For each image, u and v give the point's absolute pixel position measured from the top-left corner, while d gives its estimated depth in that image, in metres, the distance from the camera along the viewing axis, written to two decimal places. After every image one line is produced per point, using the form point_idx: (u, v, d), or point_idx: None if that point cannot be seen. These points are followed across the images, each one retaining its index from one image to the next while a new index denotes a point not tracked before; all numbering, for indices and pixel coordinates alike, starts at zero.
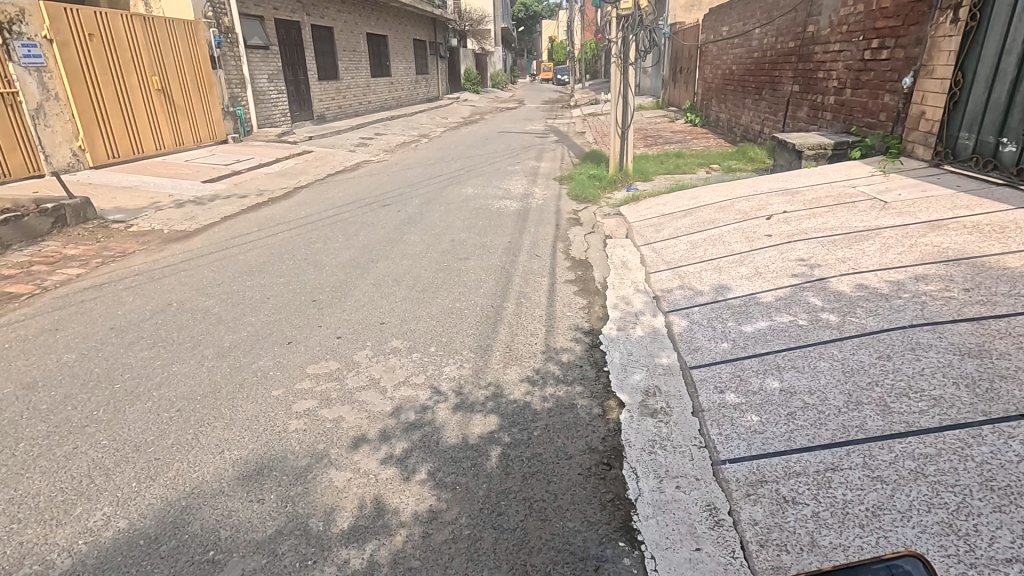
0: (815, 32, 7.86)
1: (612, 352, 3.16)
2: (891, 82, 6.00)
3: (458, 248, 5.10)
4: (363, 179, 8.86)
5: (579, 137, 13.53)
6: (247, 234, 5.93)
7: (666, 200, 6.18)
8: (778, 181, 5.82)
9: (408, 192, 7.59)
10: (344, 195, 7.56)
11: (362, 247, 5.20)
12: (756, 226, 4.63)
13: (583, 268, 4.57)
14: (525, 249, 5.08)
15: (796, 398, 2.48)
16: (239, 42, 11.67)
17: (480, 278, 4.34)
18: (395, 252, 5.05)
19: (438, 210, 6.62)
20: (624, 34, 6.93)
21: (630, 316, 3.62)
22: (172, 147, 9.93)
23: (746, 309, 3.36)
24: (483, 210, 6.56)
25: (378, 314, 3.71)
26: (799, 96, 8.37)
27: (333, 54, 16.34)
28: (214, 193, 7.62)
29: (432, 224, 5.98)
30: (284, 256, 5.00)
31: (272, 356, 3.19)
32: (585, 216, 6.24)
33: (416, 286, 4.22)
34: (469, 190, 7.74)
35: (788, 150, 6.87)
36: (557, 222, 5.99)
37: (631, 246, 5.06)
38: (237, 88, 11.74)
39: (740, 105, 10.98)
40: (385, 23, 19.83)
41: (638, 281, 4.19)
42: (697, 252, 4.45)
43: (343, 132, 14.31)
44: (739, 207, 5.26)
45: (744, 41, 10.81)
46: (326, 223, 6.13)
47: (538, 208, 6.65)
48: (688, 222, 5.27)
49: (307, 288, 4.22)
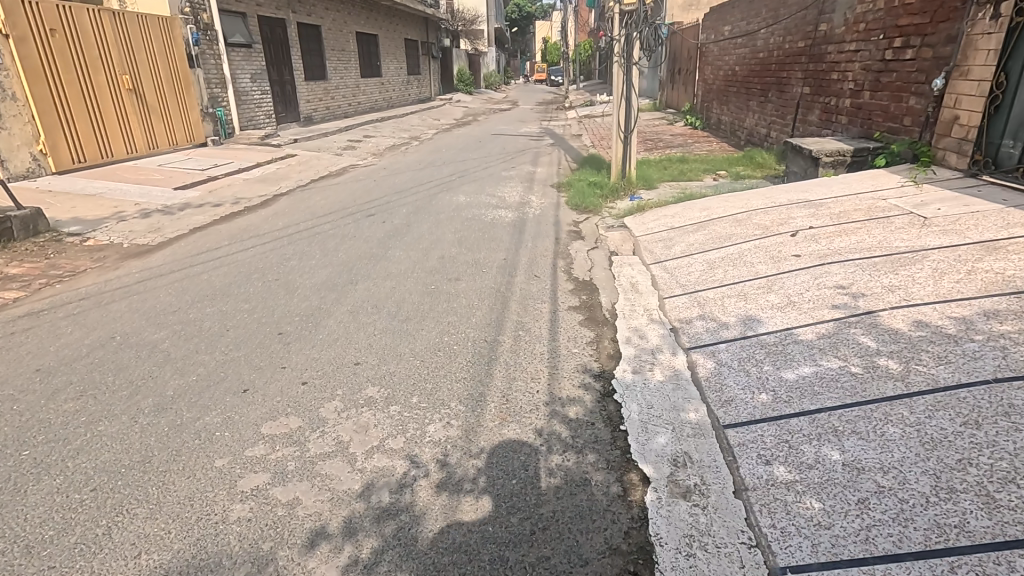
0: (828, 31, 7.39)
1: (629, 405, 2.66)
2: (918, 83, 5.54)
3: (447, 267, 4.58)
4: (349, 185, 8.32)
5: (576, 140, 13.05)
6: (216, 248, 5.38)
7: (674, 211, 5.69)
8: (797, 192, 5.31)
9: (395, 200, 7.06)
10: (326, 204, 7.03)
11: (340, 266, 4.66)
12: (780, 244, 4.15)
13: (588, 292, 4.08)
14: (523, 268, 4.58)
15: (865, 476, 1.99)
16: (220, 39, 11.08)
17: (472, 304, 3.84)
18: (377, 271, 4.52)
19: (426, 221, 6.09)
20: (627, 32, 6.41)
21: (646, 354, 3.12)
22: (145, 151, 9.35)
23: (784, 349, 2.88)
24: (476, 222, 6.04)
25: (353, 352, 3.20)
26: (809, 98, 7.91)
27: (321, 53, 15.76)
28: (186, 201, 7.08)
29: (420, 238, 5.46)
30: (252, 277, 4.46)
31: (222, 409, 2.67)
32: (587, 228, 5.74)
33: (399, 314, 3.70)
34: (461, 197, 7.22)
35: (803, 157, 6.41)
36: (556, 235, 5.49)
37: (640, 264, 4.58)
38: (218, 88, 11.16)
39: (744, 107, 10.51)
40: (375, 21, 19.26)
41: (651, 309, 3.70)
42: (716, 274, 3.96)
43: (331, 134, 13.75)
44: (757, 221, 4.77)
45: (748, 41, 10.37)
46: (303, 236, 5.60)
47: (536, 219, 6.14)
48: (702, 237, 4.78)
49: (273, 317, 3.69)
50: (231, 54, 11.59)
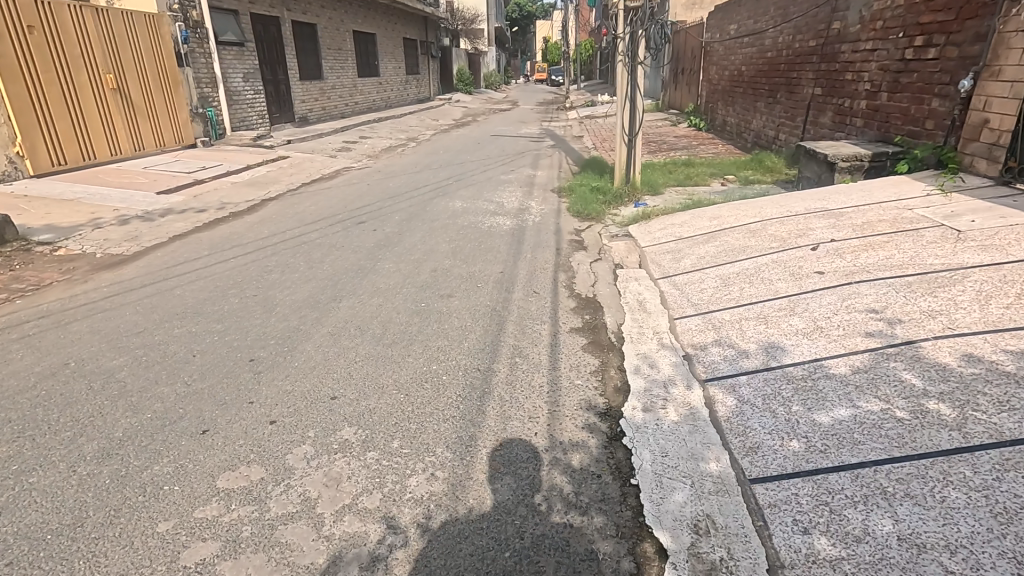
0: (842, 29, 7.06)
1: (640, 452, 2.33)
2: (942, 84, 5.21)
3: (439, 282, 4.25)
4: (341, 189, 8.00)
5: (577, 142, 12.71)
6: (194, 258, 5.04)
7: (682, 219, 5.36)
8: (814, 200, 4.97)
9: (388, 205, 6.73)
10: (315, 210, 6.69)
11: (324, 280, 4.34)
12: (801, 260, 3.82)
13: (591, 311, 3.75)
14: (521, 282, 4.25)
15: (928, 557, 1.66)
16: (210, 37, 10.75)
17: (464, 325, 3.51)
18: (363, 286, 4.20)
19: (419, 229, 5.76)
20: (631, 30, 6.09)
21: (657, 388, 2.78)
22: (131, 152, 9.03)
23: (815, 386, 2.54)
24: (473, 229, 5.72)
25: (329, 384, 2.86)
26: (821, 100, 7.57)
27: (317, 52, 15.44)
28: (168, 206, 6.76)
29: (411, 248, 5.13)
30: (227, 292, 4.13)
31: (175, 456, 2.34)
32: (590, 237, 5.41)
33: (383, 337, 3.37)
34: (457, 203, 6.89)
35: (817, 161, 6.08)
36: (557, 245, 5.17)
37: (647, 279, 4.25)
38: (208, 87, 10.83)
39: (751, 109, 10.18)
40: (373, 20, 18.92)
41: (661, 332, 3.37)
42: (730, 293, 3.64)
43: (326, 135, 13.42)
44: (773, 232, 4.44)
45: (755, 40, 10.03)
46: (288, 246, 5.27)
47: (535, 227, 5.80)
48: (714, 249, 4.46)
49: (246, 340, 3.36)
50: (223, 53, 11.26)
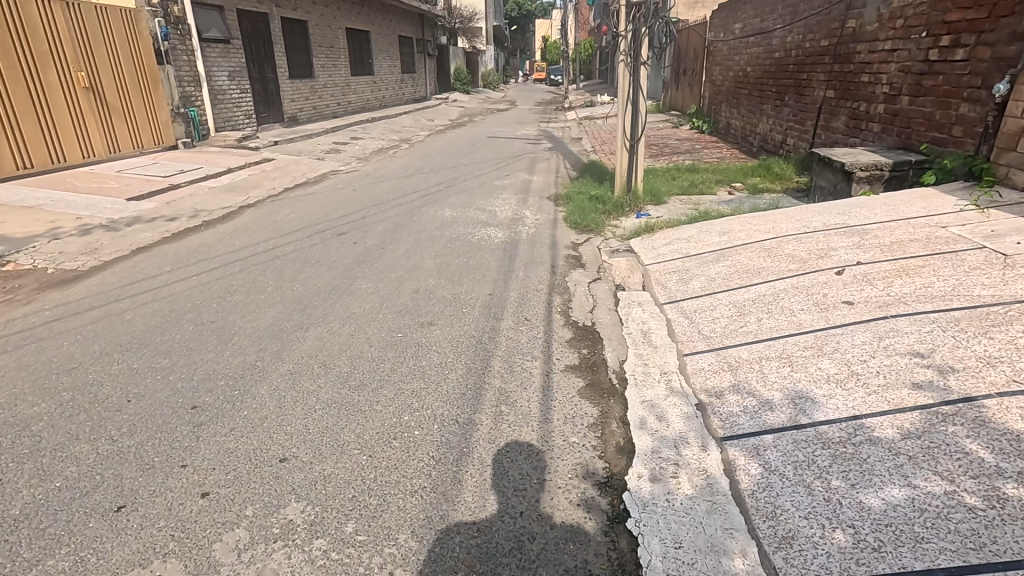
0: (858, 28, 6.64)
1: (648, 541, 1.90)
2: (971, 88, 4.79)
3: (419, 307, 3.82)
4: (325, 195, 7.56)
5: (575, 144, 12.29)
6: (154, 274, 4.59)
7: (688, 234, 4.94)
8: (833, 214, 4.55)
9: (372, 214, 6.30)
10: (295, 218, 6.26)
11: (291, 303, 3.91)
12: (824, 286, 3.40)
13: (589, 344, 3.32)
14: (511, 307, 3.83)
15: None
16: (193, 33, 10.30)
17: (444, 362, 3.08)
18: (334, 311, 3.76)
19: (403, 241, 5.33)
20: (633, 27, 5.67)
21: (665, 450, 2.35)
22: (105, 155, 8.59)
23: (857, 454, 2.10)
24: (461, 242, 5.29)
25: (279, 442, 2.43)
26: (834, 103, 7.15)
27: (307, 49, 14.99)
28: (138, 214, 6.32)
29: (392, 264, 4.70)
30: (182, 318, 3.69)
31: (78, 544, 1.90)
32: (588, 253, 4.98)
33: (350, 378, 2.94)
34: (446, 212, 6.45)
35: (833, 170, 5.67)
36: (552, 261, 4.74)
37: (652, 304, 3.82)
38: (191, 86, 10.38)
39: (757, 112, 9.76)
40: (367, 18, 18.48)
41: (669, 372, 2.94)
42: (747, 325, 3.23)
43: (316, 136, 12.98)
44: (790, 251, 4.02)
45: (762, 39, 9.60)
46: (259, 261, 4.83)
47: (529, 239, 5.38)
48: (725, 270, 4.03)
49: (191, 381, 2.92)
50: (207, 50, 10.81)
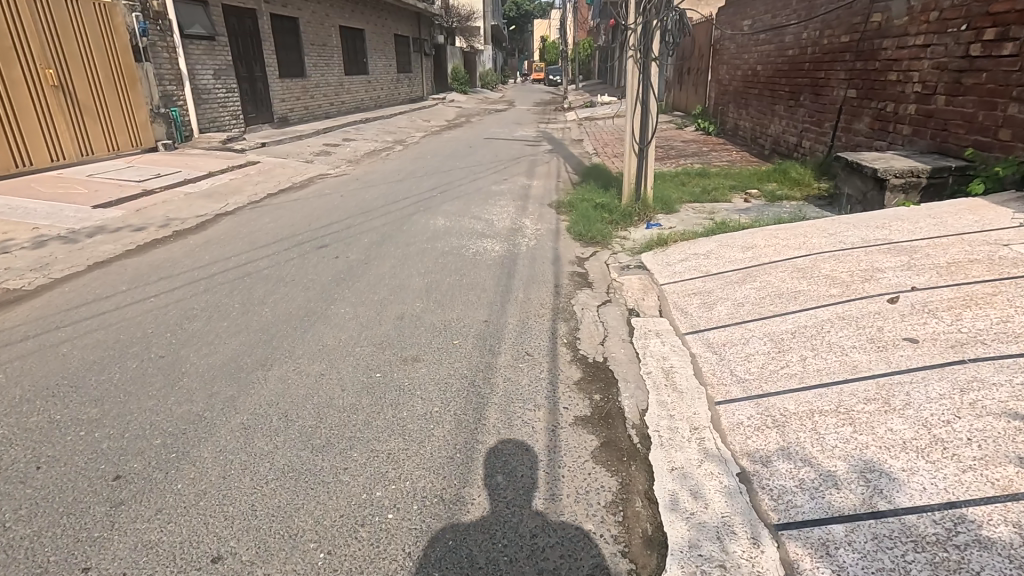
0: (884, 22, 6.15)
1: None
2: (1022, 86, 4.31)
3: (403, 338, 3.30)
4: (309, 201, 7.04)
5: (576, 146, 11.80)
6: (106, 295, 4.05)
7: (707, 249, 4.43)
8: (871, 228, 4.06)
9: (357, 224, 5.78)
10: (273, 229, 5.74)
11: (256, 332, 3.39)
12: (877, 317, 2.90)
13: (602, 387, 2.81)
14: (510, 337, 3.32)
15: None
16: (174, 30, 9.78)
17: (428, 413, 2.57)
18: (304, 344, 3.24)
19: (390, 255, 4.82)
20: (643, 20, 5.17)
21: (706, 544, 1.84)
22: (77, 158, 8.07)
23: (965, 564, 1.59)
24: (454, 256, 4.77)
25: (215, 532, 1.91)
26: (856, 103, 6.66)
27: (297, 47, 14.45)
28: (103, 222, 5.80)
29: (375, 283, 4.18)
30: (127, 352, 3.17)
31: None
32: (595, 270, 4.48)
33: (313, 437, 2.42)
34: (439, 221, 5.93)
35: (863, 176, 5.18)
36: (556, 280, 4.24)
37: (673, 334, 3.32)
38: (172, 85, 9.85)
39: (769, 112, 9.27)
40: (361, 15, 17.97)
41: (702, 429, 2.43)
42: (789, 364, 2.74)
43: (306, 137, 12.47)
44: (829, 271, 3.52)
45: (774, 36, 9.10)
46: (226, 279, 4.30)
47: (529, 253, 4.87)
48: (753, 294, 3.53)
49: (120, 439, 2.40)
50: (190, 47, 10.28)
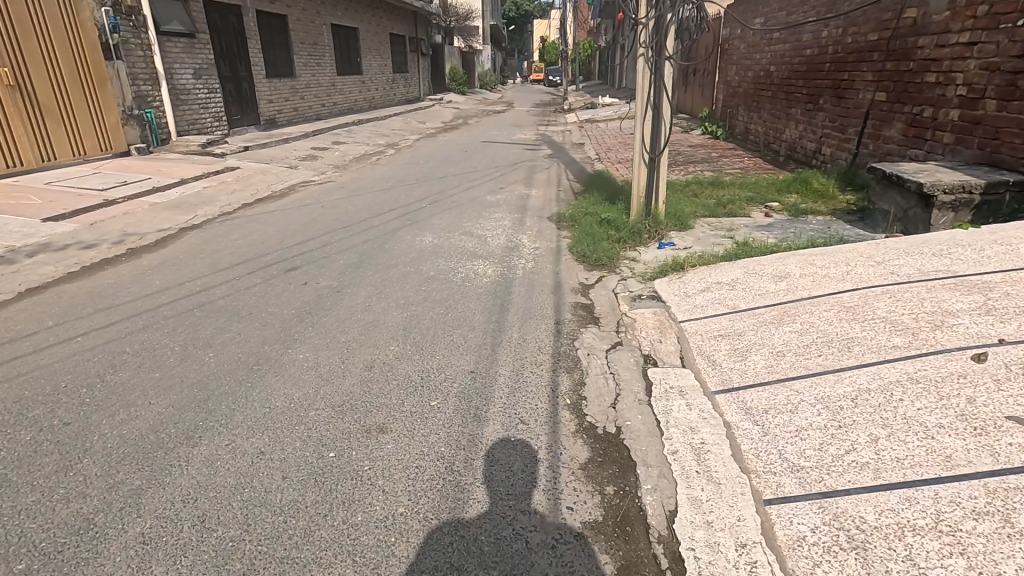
0: (921, 18, 5.57)
1: None
2: None
3: (368, 398, 2.70)
4: (286, 214, 6.43)
5: (577, 150, 11.20)
6: (27, 332, 3.44)
7: (732, 276, 3.83)
8: (925, 256, 3.46)
9: (334, 241, 5.17)
10: (240, 246, 5.13)
11: (191, 388, 2.78)
12: (964, 381, 2.30)
13: (615, 475, 2.21)
14: (501, 396, 2.71)
15: None
16: (150, 26, 9.18)
17: (390, 520, 1.96)
18: (248, 406, 2.64)
19: (366, 281, 4.21)
20: (657, 14, 4.56)
21: None
22: (36, 164, 7.50)
23: None
24: (440, 283, 4.16)
25: None
26: (887, 108, 6.06)
27: (286, 46, 13.83)
28: (50, 238, 5.19)
29: (345, 318, 3.57)
30: (23, 417, 2.55)
31: None
32: (601, 301, 3.88)
33: (232, 558, 1.81)
34: (427, 238, 5.32)
35: (904, 191, 4.58)
36: (557, 314, 3.64)
37: (700, 392, 2.71)
38: (147, 85, 9.25)
39: (784, 116, 8.69)
40: (355, 13, 17.37)
41: (752, 547, 1.82)
42: (855, 445, 2.14)
43: (293, 140, 11.86)
44: (885, 313, 2.92)
45: (790, 34, 8.52)
46: (172, 312, 3.69)
47: (525, 279, 4.26)
48: (795, 340, 2.93)
49: None
50: (168, 45, 9.67)
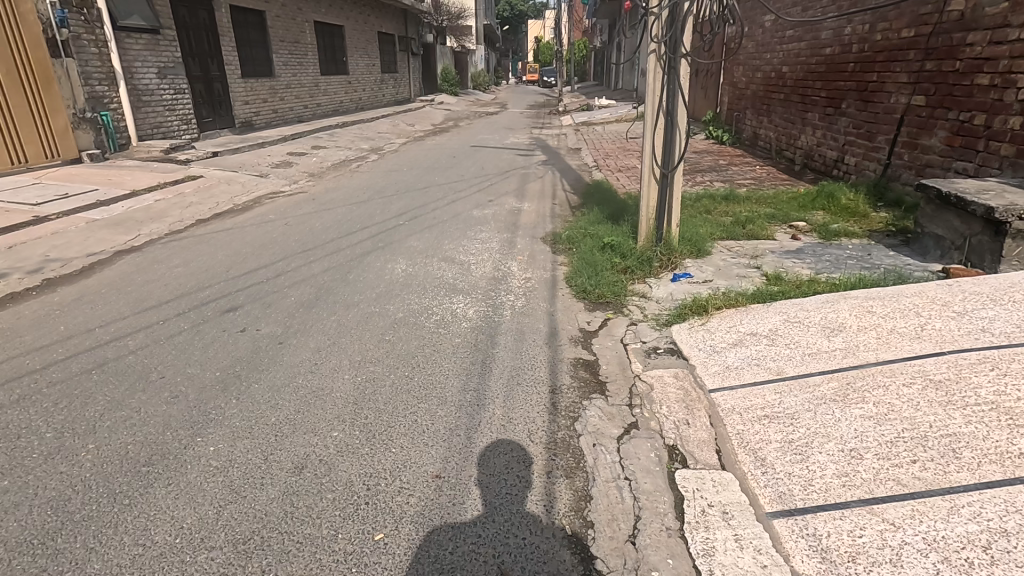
0: (970, 11, 4.86)
1: None
2: None
3: (287, 528, 1.92)
4: (243, 232, 5.63)
5: (573, 157, 10.45)
6: None
7: (770, 326, 3.09)
8: (1020, 305, 2.73)
9: (288, 271, 4.39)
10: (176, 277, 4.32)
11: (39, 510, 1.99)
12: None
13: None
14: (475, 524, 1.94)
15: None
16: (106, 20, 8.35)
17: None
18: (112, 544, 1.85)
19: (319, 328, 3.43)
20: (672, 3, 3.79)
21: None
22: None
23: None
24: (407, 331, 3.39)
25: None
26: (926, 113, 5.35)
27: (264, 44, 13.01)
28: None
29: (282, 385, 2.79)
30: None
31: None
32: (608, 356, 3.12)
33: None
34: (400, 266, 4.55)
35: (966, 213, 3.84)
36: (553, 378, 2.87)
37: (751, 516, 1.95)
38: (103, 85, 8.43)
39: (798, 120, 7.97)
40: (339, 11, 16.57)
41: None
42: None
43: (269, 145, 11.04)
44: (993, 396, 2.18)
45: (806, 31, 7.81)
46: (61, 375, 2.89)
47: (514, 323, 3.49)
48: (872, 432, 2.18)
49: None
50: (127, 40, 8.85)
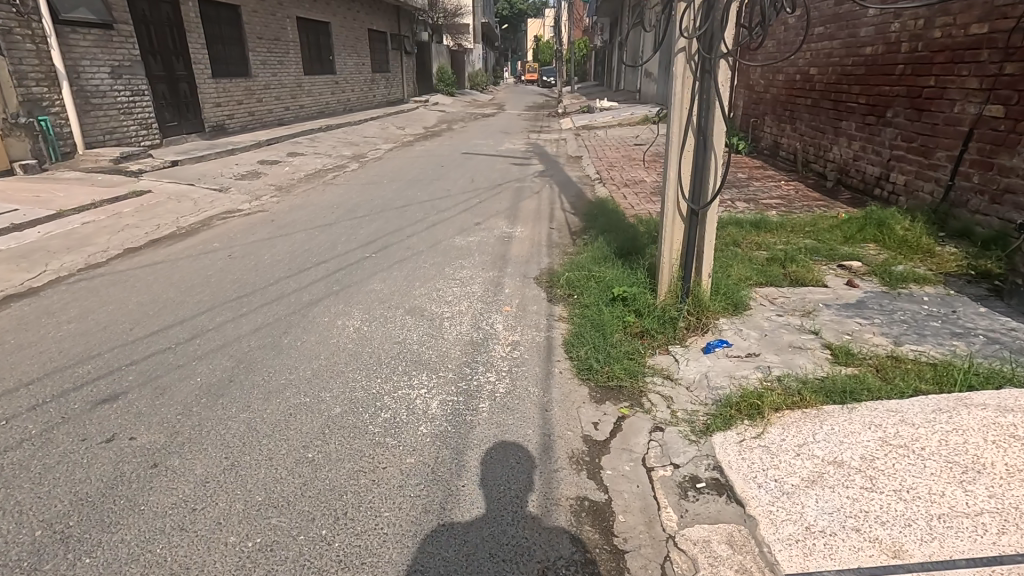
0: None
1: None
2: None
3: None
4: (172, 267, 4.65)
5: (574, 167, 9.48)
6: None
7: (862, 451, 2.12)
8: None
9: (207, 331, 3.41)
10: (59, 339, 3.34)
11: None
12: None
13: None
14: None
15: None
16: (44, 14, 7.38)
17: None
18: None
19: (218, 436, 2.44)
20: None
21: None
22: None
23: None
24: (341, 442, 2.41)
25: None
26: (1003, 126, 4.38)
27: (239, 41, 12.02)
28: None
29: (127, 563, 1.81)
30: None
31: None
32: (625, 493, 2.14)
33: None
34: (353, 321, 3.56)
35: None
36: (543, 545, 1.89)
37: None
38: (42, 87, 7.46)
39: (830, 129, 7.00)
40: (325, 7, 15.57)
41: None
42: None
43: (239, 151, 10.04)
44: None
45: (840, 28, 6.84)
46: None
47: (492, 425, 2.52)
48: None
49: None
50: (72, 36, 7.88)
